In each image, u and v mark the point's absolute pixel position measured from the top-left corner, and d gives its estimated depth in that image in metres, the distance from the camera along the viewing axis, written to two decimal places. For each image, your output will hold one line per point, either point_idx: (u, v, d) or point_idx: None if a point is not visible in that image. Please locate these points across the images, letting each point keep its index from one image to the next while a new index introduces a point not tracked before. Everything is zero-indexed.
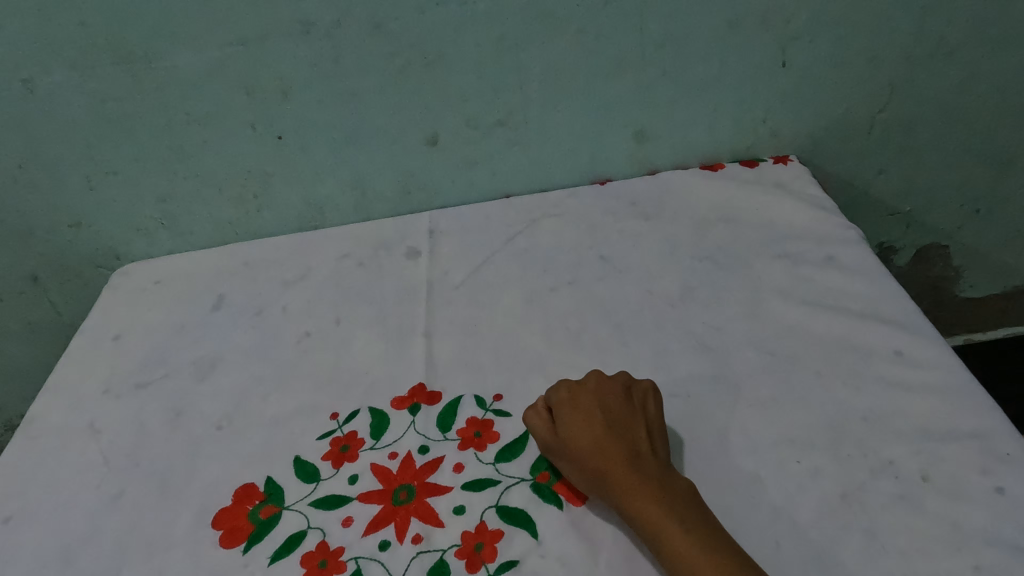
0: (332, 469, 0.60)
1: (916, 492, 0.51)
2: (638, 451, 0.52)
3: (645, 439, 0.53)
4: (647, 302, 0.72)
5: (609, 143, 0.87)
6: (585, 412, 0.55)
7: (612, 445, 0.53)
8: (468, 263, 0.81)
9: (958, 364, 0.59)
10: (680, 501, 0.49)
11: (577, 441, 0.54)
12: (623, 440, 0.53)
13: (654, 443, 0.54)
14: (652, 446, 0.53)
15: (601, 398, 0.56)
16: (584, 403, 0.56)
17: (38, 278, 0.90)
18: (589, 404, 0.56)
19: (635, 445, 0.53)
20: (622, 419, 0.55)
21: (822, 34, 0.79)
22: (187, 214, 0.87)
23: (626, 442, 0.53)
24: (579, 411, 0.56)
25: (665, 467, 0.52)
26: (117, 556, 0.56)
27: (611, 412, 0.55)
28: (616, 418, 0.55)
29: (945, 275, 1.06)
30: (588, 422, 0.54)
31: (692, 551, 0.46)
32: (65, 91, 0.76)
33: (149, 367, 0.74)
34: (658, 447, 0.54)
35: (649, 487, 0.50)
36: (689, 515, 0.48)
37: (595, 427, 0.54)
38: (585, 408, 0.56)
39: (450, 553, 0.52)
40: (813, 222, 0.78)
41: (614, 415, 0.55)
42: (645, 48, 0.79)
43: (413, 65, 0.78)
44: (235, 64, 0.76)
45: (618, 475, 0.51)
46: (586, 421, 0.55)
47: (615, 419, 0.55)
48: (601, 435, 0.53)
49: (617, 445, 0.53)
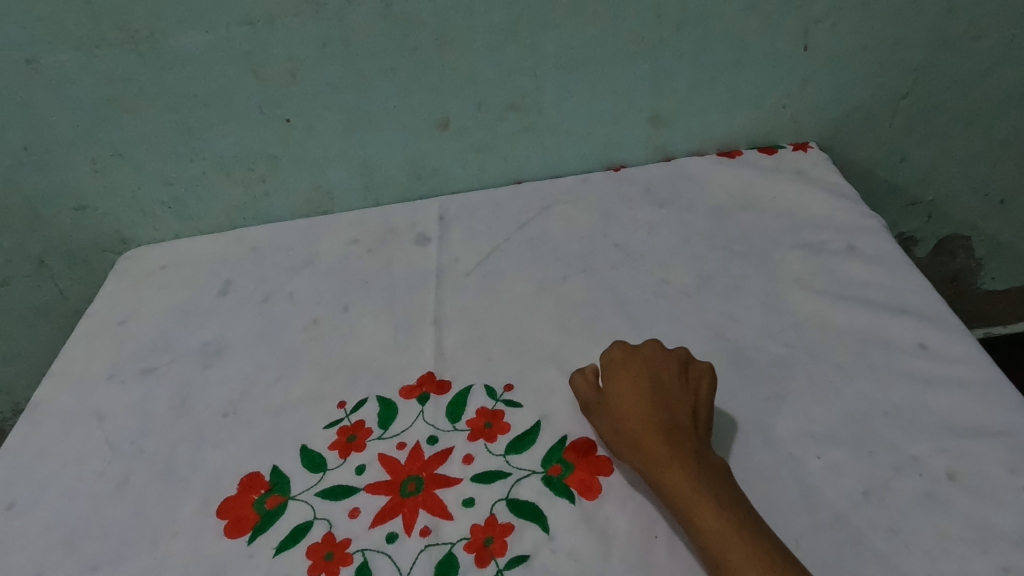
0: (339, 459, 0.59)
1: (942, 491, 0.49)
2: (681, 421, 0.51)
3: (689, 414, 0.52)
4: (662, 291, 0.70)
5: (624, 128, 0.84)
6: (635, 379, 0.55)
7: (654, 413, 0.52)
8: (478, 250, 0.79)
9: (986, 359, 0.57)
10: (717, 481, 0.48)
11: (622, 405, 0.53)
12: (666, 410, 0.52)
13: (698, 419, 0.52)
14: (697, 421, 0.52)
15: (654, 367, 0.55)
16: (635, 370, 0.55)
17: (45, 261, 0.90)
18: (641, 371, 0.55)
19: (677, 416, 0.51)
20: (671, 391, 0.53)
21: (847, 16, 0.76)
22: (193, 197, 0.86)
23: (671, 413, 0.52)
24: (628, 377, 0.55)
25: (707, 446, 0.51)
26: (120, 544, 0.55)
27: (660, 382, 0.54)
28: (664, 389, 0.54)
29: (967, 266, 1.03)
30: (637, 388, 0.54)
31: (723, 530, 0.45)
32: (71, 70, 0.75)
33: (154, 353, 0.73)
34: (703, 426, 0.52)
35: (687, 460, 0.48)
36: (724, 497, 0.47)
37: (642, 394, 0.53)
38: (636, 374, 0.55)
39: (459, 547, 0.50)
40: (833, 210, 0.76)
41: (664, 384, 0.54)
42: (663, 30, 0.76)
43: (424, 46, 0.76)
44: (243, 44, 0.74)
45: (655, 444, 0.50)
46: (635, 387, 0.54)
47: (664, 389, 0.53)
48: (647, 403, 0.53)
49: (662, 415, 0.51)
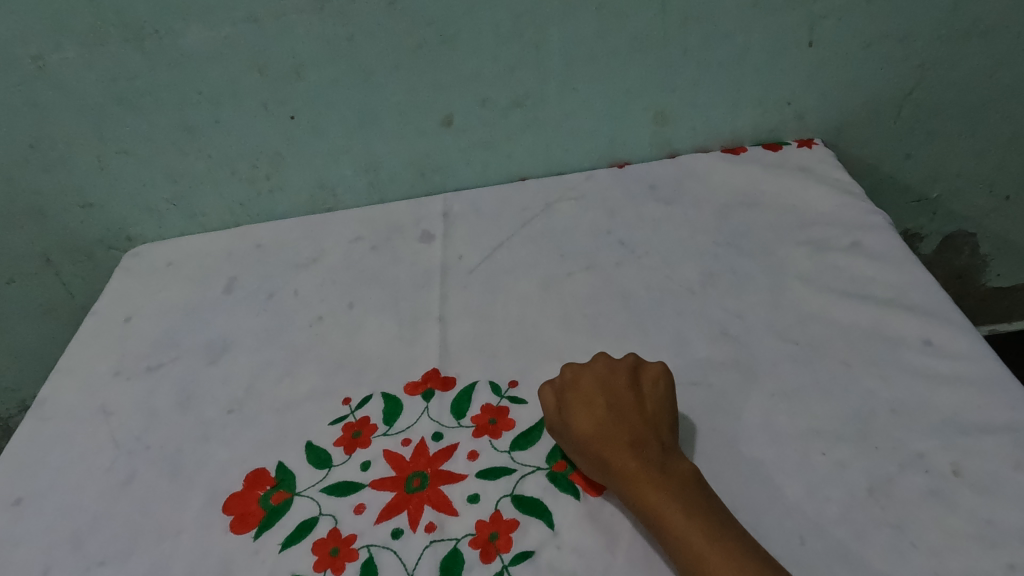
0: (344, 455, 0.59)
1: (948, 486, 0.49)
2: (642, 434, 0.51)
3: (649, 424, 0.52)
4: (667, 288, 0.70)
5: (628, 125, 0.84)
6: (588, 396, 0.54)
7: (613, 429, 0.51)
8: (483, 247, 0.79)
9: (992, 355, 0.57)
10: (686, 491, 0.47)
11: (580, 424, 0.53)
12: (624, 424, 0.51)
13: (659, 428, 0.52)
14: (657, 429, 0.51)
15: (606, 381, 0.55)
16: (587, 387, 0.55)
17: (50, 258, 0.90)
18: (593, 387, 0.55)
19: (637, 429, 0.51)
20: (625, 403, 0.53)
21: (852, 12, 0.76)
22: (198, 195, 0.86)
23: (629, 426, 0.51)
24: (582, 395, 0.54)
25: (672, 454, 0.50)
26: (127, 539, 0.55)
27: (615, 396, 0.54)
28: (618, 402, 0.53)
29: (973, 263, 1.03)
30: (591, 406, 0.53)
31: (699, 544, 0.44)
32: (76, 68, 0.75)
33: (160, 350, 0.73)
34: (665, 433, 0.52)
35: (653, 476, 0.48)
36: (696, 507, 0.46)
37: (598, 411, 0.53)
38: (589, 391, 0.54)
39: (464, 543, 0.51)
40: (838, 207, 0.76)
41: (618, 397, 0.53)
42: (667, 26, 0.76)
43: (428, 43, 0.76)
44: (247, 41, 0.74)
45: (621, 465, 0.49)
46: (590, 405, 0.53)
47: (618, 402, 0.53)
48: (603, 419, 0.52)
49: (620, 429, 0.51)
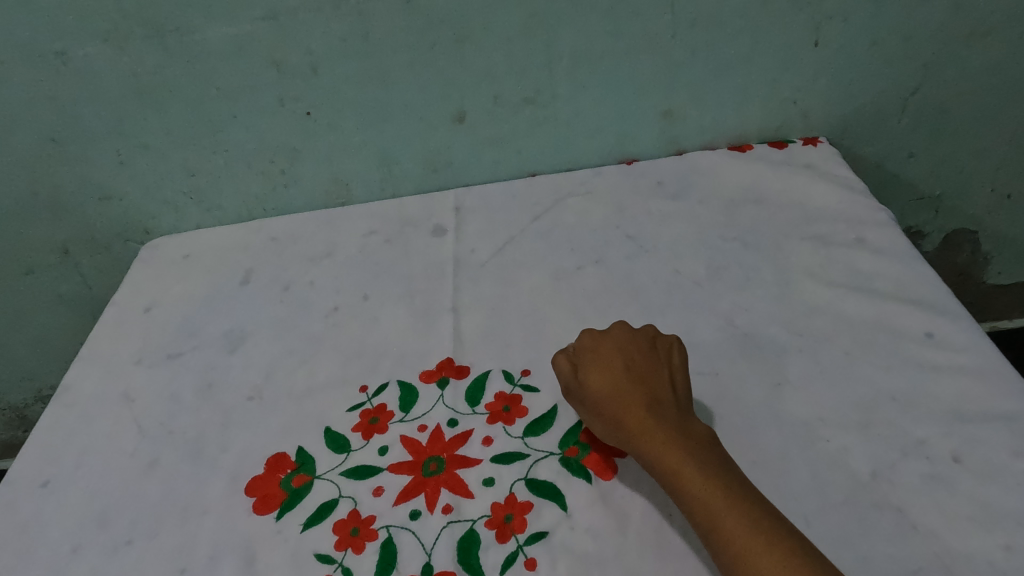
0: (362, 440, 0.61)
1: (948, 472, 0.51)
2: (657, 396, 0.53)
3: (664, 387, 0.53)
4: (675, 282, 0.72)
5: (636, 122, 0.86)
6: (606, 359, 0.56)
7: (631, 388, 0.53)
8: (494, 241, 0.81)
9: (991, 348, 0.59)
10: (699, 447, 0.49)
11: (597, 385, 0.54)
12: (641, 386, 0.53)
13: (674, 392, 0.54)
14: (672, 392, 0.53)
15: (623, 346, 0.57)
16: (604, 351, 0.57)
17: (69, 250, 0.92)
18: (611, 352, 0.56)
19: (654, 391, 0.53)
20: (641, 366, 0.55)
21: (857, 13, 0.78)
22: (215, 188, 0.88)
23: (646, 387, 0.53)
24: (600, 358, 0.56)
25: (686, 416, 0.52)
26: (153, 521, 0.57)
27: (631, 359, 0.55)
28: (635, 364, 0.55)
29: (974, 261, 1.05)
30: (609, 367, 0.55)
31: (711, 496, 0.46)
32: (98, 64, 0.77)
33: (179, 339, 0.75)
34: (680, 397, 0.54)
35: (669, 434, 0.50)
36: (708, 462, 0.48)
37: (615, 371, 0.55)
38: (606, 355, 0.56)
39: (480, 524, 0.52)
40: (842, 204, 0.77)
41: (634, 361, 0.55)
42: (676, 26, 0.78)
43: (442, 41, 0.77)
44: (266, 39, 0.76)
45: (637, 422, 0.51)
46: (607, 367, 0.55)
47: (635, 364, 0.55)
48: (621, 379, 0.54)
49: (636, 390, 0.53)
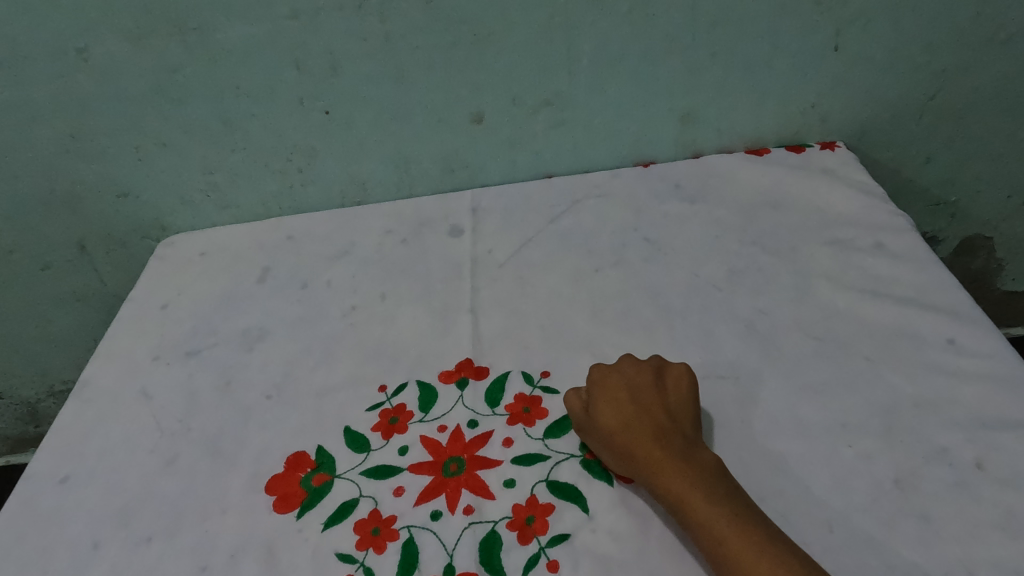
0: (382, 440, 0.61)
1: (973, 480, 0.51)
2: (666, 430, 0.52)
3: (672, 420, 0.53)
4: (694, 285, 0.71)
5: (654, 125, 0.86)
6: (613, 393, 0.55)
7: (637, 424, 0.53)
8: (512, 242, 0.81)
9: (1014, 355, 0.58)
10: (709, 479, 0.49)
11: (605, 419, 0.54)
12: (648, 420, 0.53)
13: (682, 423, 0.53)
14: (680, 425, 0.53)
15: (630, 380, 0.56)
16: (612, 385, 0.56)
17: (85, 245, 0.92)
18: (618, 385, 0.56)
19: (662, 424, 0.52)
20: (649, 400, 0.54)
21: (878, 18, 0.78)
22: (232, 186, 0.88)
23: (653, 420, 0.53)
24: (607, 391, 0.56)
25: (695, 446, 0.51)
26: (173, 518, 0.57)
27: (639, 393, 0.55)
28: (643, 399, 0.55)
29: (989, 266, 1.05)
30: (617, 401, 0.55)
31: (723, 529, 0.46)
32: (120, 61, 0.77)
33: (197, 336, 0.75)
34: (689, 428, 0.53)
35: (677, 466, 0.49)
36: (719, 494, 0.48)
37: (623, 407, 0.54)
38: (614, 389, 0.56)
39: (502, 525, 0.52)
40: (860, 209, 0.77)
41: (642, 395, 0.55)
42: (697, 30, 0.78)
43: (463, 42, 0.78)
44: (287, 38, 0.76)
45: (646, 456, 0.51)
46: (615, 402, 0.55)
47: (643, 399, 0.54)
48: (628, 415, 0.54)
49: (644, 425, 0.53)
